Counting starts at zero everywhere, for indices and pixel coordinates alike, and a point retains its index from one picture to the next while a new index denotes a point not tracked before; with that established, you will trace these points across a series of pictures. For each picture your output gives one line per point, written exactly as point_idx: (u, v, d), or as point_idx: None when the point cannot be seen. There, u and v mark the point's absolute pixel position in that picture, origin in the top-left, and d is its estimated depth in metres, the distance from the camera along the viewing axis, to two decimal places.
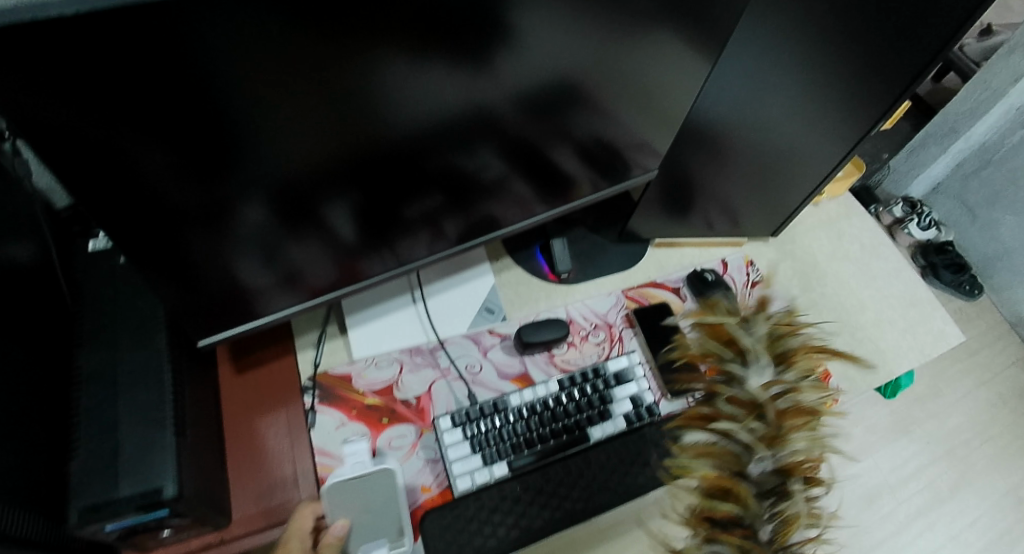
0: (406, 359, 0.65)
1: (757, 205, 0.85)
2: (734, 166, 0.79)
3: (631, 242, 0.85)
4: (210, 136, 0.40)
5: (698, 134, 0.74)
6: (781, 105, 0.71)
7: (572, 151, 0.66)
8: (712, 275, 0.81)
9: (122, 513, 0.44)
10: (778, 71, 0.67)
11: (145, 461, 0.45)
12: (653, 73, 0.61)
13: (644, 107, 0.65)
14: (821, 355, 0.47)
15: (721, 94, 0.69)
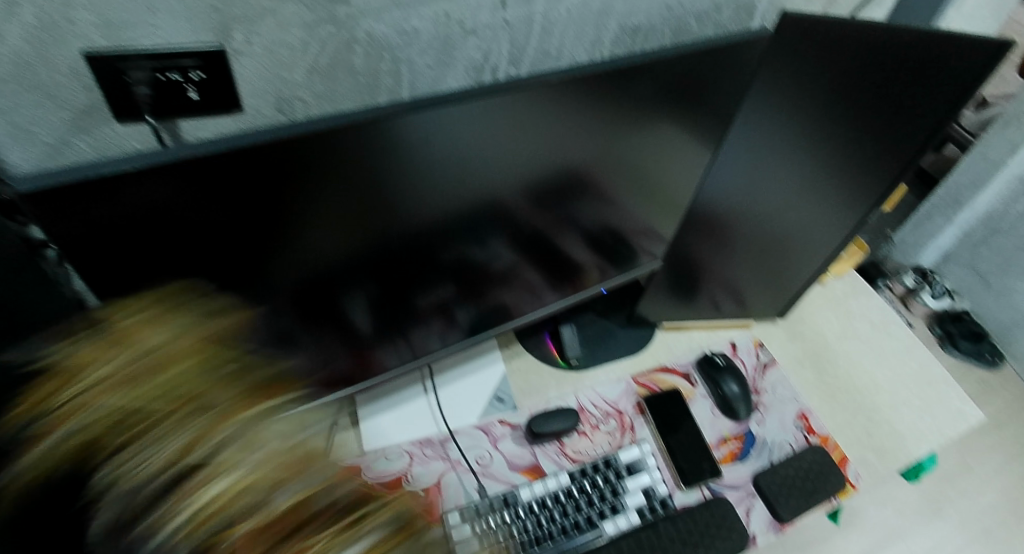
0: (416, 450, 0.65)
1: (765, 287, 0.86)
2: (738, 250, 0.81)
3: (641, 326, 0.86)
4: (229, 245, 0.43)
5: (703, 220, 0.76)
6: (780, 192, 0.74)
7: (581, 239, 0.68)
8: (722, 359, 0.82)
9: None
10: (773, 164, 0.71)
11: None
12: (654, 165, 0.65)
13: (647, 196, 0.68)
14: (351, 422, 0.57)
15: (722, 181, 0.72)
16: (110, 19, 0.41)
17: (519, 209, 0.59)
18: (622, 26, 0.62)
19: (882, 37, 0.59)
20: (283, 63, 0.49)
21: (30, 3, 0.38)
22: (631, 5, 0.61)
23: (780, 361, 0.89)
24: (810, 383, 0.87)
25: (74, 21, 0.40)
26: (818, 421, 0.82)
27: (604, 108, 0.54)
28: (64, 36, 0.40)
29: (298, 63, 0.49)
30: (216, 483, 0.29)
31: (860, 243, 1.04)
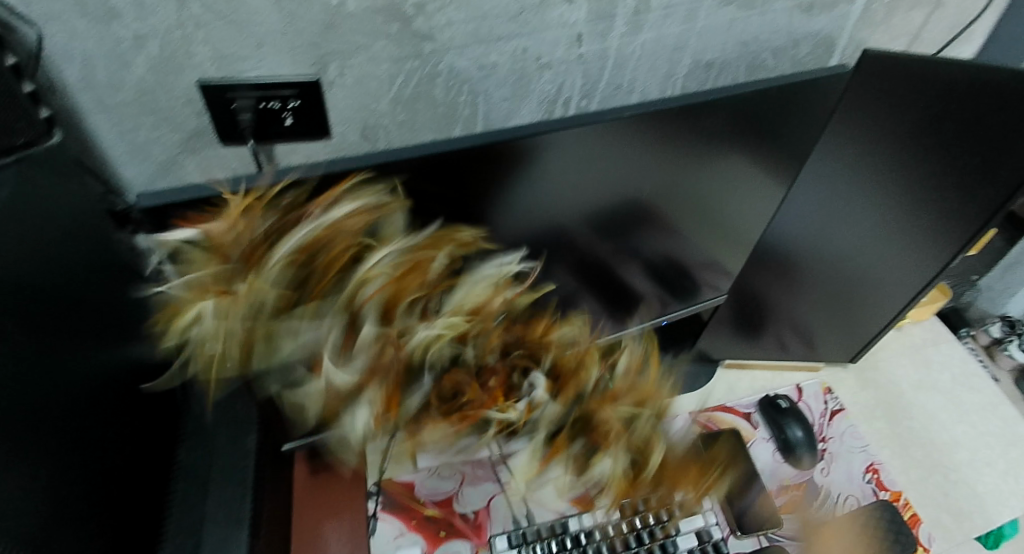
0: (467, 470, 0.66)
1: (835, 331, 0.83)
2: (811, 291, 0.78)
3: (701, 362, 0.85)
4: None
5: (771, 257, 0.74)
6: (854, 232, 0.71)
7: (642, 270, 0.68)
8: (786, 401, 0.79)
9: None
10: (843, 205, 0.69)
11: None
12: (718, 199, 0.63)
13: (712, 231, 0.67)
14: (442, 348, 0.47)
15: (794, 215, 0.70)
16: (221, 54, 0.46)
17: (580, 236, 0.60)
18: (695, 61, 0.63)
19: (967, 79, 0.57)
20: (370, 95, 0.52)
21: (156, 39, 0.44)
22: (705, 41, 0.61)
23: (850, 409, 0.85)
24: (882, 434, 0.82)
25: (191, 55, 0.46)
26: (891, 476, 0.77)
27: (668, 142, 0.54)
28: (181, 67, 0.46)
29: (383, 93, 0.53)
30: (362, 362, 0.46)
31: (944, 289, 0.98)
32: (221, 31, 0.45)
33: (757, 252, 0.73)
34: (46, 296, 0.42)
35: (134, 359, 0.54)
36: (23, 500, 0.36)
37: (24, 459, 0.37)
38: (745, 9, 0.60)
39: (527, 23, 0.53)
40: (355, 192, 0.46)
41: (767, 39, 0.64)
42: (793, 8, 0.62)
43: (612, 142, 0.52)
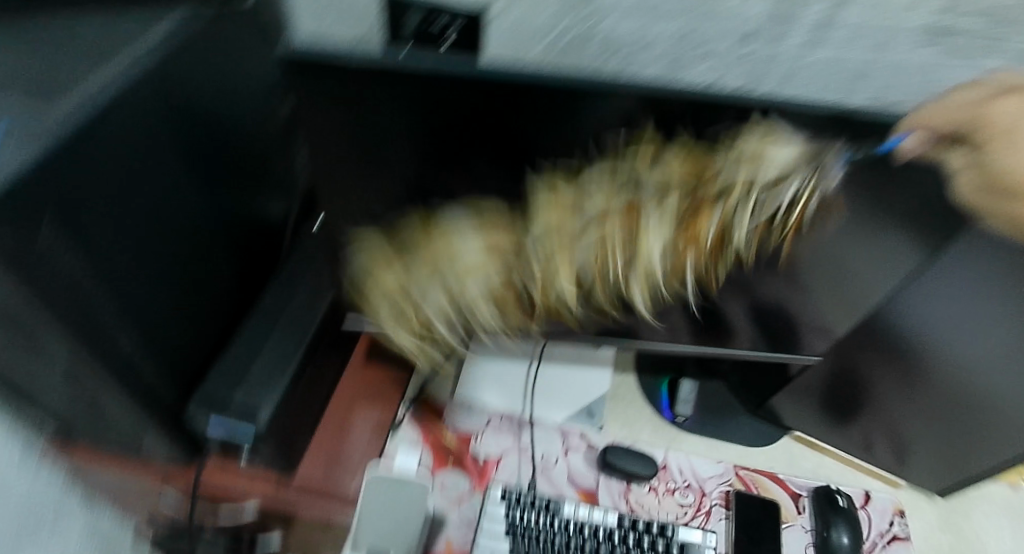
0: (495, 418, 0.67)
1: (935, 453, 0.72)
2: (923, 400, 0.67)
3: (770, 422, 0.80)
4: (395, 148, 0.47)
5: (886, 342, 0.64)
6: (994, 346, 0.58)
7: (745, 309, 0.61)
8: (845, 501, 0.72)
9: (227, 413, 0.50)
10: (971, 323, 0.57)
11: (263, 382, 0.51)
12: (854, 276, 0.55)
13: (839, 299, 0.58)
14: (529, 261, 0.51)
15: (915, 309, 0.59)
16: None
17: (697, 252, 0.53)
18: (874, 99, 0.57)
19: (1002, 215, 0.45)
20: (522, 40, 0.52)
21: None
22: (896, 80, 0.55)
23: (915, 542, 0.75)
24: None
25: None
26: None
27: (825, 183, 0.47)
28: None
29: (534, 42, 0.52)
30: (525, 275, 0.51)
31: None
32: None
33: (869, 330, 0.64)
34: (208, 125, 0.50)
35: (261, 214, 0.61)
36: (128, 263, 0.43)
37: (144, 235, 0.45)
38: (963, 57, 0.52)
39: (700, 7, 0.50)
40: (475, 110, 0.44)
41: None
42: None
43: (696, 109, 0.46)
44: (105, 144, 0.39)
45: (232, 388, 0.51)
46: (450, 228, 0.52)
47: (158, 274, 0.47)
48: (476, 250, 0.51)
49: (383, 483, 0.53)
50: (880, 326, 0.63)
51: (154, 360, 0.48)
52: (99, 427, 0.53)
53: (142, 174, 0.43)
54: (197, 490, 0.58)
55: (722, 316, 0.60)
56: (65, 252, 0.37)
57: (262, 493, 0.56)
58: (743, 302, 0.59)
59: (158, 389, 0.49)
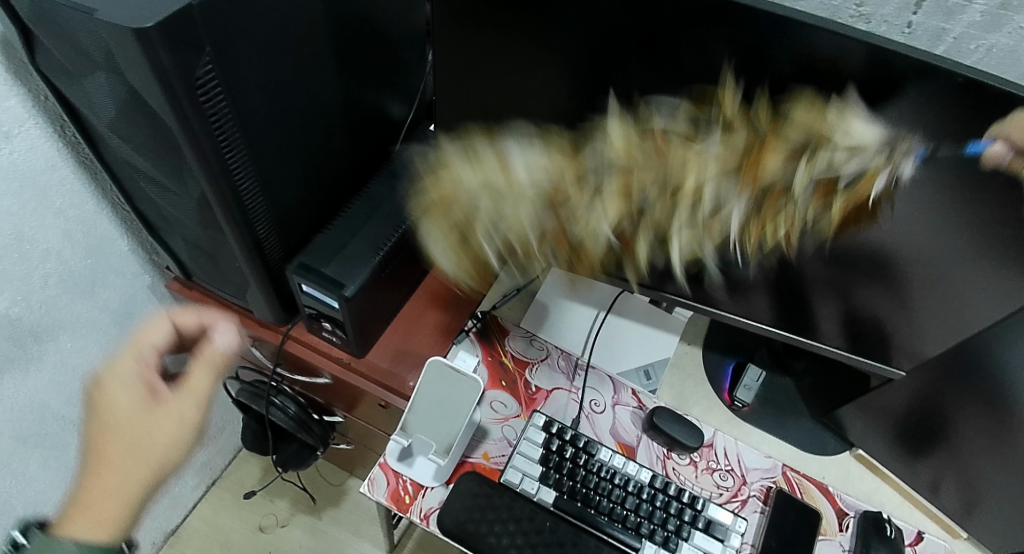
0: (554, 354, 0.69)
1: (1010, 516, 0.66)
2: (1012, 456, 0.61)
3: (832, 433, 0.77)
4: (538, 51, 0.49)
5: (984, 377, 0.59)
6: None
7: (838, 311, 0.61)
8: (893, 531, 0.68)
9: (317, 278, 0.54)
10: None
11: (354, 261, 0.56)
12: (963, 297, 0.53)
13: (945, 321, 0.56)
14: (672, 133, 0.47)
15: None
16: None
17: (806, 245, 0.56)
18: None
19: None
20: None
21: None
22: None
23: None
24: None
25: None
26: None
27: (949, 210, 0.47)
28: None
29: None
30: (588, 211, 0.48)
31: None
32: None
33: (966, 361, 0.60)
34: (361, 13, 0.54)
35: (384, 112, 0.65)
36: (260, 112, 0.48)
37: (282, 94, 0.50)
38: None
39: None
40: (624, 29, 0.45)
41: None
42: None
43: (817, 87, 0.44)
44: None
45: (327, 259, 0.56)
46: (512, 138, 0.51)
47: (288, 132, 0.52)
48: (535, 162, 0.49)
49: (440, 368, 0.57)
50: (980, 362, 0.58)
51: (268, 217, 0.54)
52: (214, 270, 0.61)
53: (293, 38, 0.48)
54: (282, 346, 0.65)
55: (810, 305, 0.62)
56: (216, 85, 0.42)
57: (334, 368, 0.64)
58: (838, 299, 0.60)
59: (267, 243, 0.55)
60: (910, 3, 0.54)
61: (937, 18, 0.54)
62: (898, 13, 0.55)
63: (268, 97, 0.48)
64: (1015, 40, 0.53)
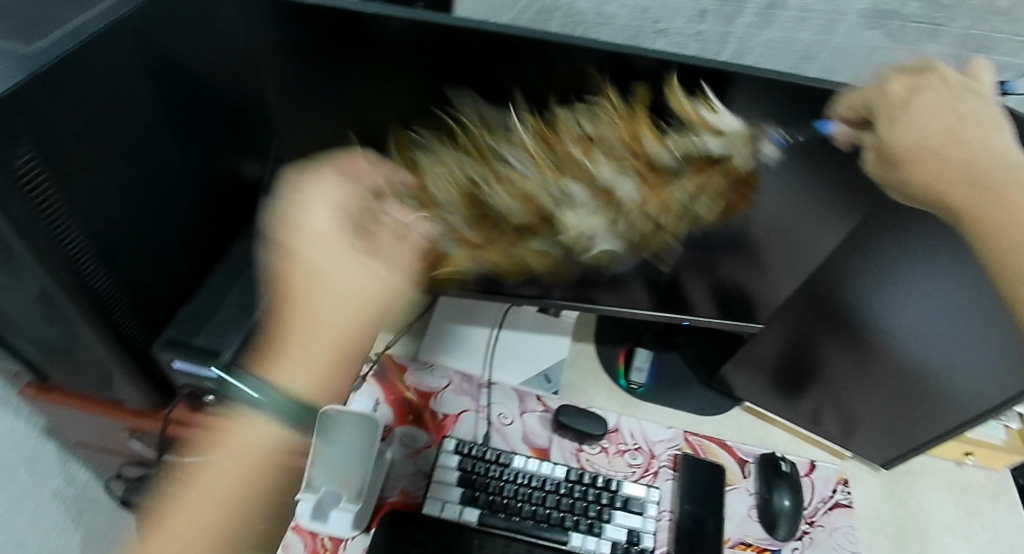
0: (456, 379, 0.70)
1: (877, 427, 0.77)
2: (872, 372, 0.71)
3: (722, 394, 0.84)
4: (399, 81, 0.53)
5: (832, 308, 0.68)
6: (935, 309, 0.61)
7: (707, 285, 0.69)
8: (787, 466, 0.75)
9: (187, 353, 0.52)
10: (911, 284, 0.61)
11: (226, 329, 0.54)
12: (796, 245, 0.62)
13: (793, 269, 0.65)
14: (558, 118, 0.53)
15: (858, 271, 0.63)
16: None
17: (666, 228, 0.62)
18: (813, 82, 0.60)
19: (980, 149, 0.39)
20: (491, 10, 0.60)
21: None
22: (836, 61, 0.64)
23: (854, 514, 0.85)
24: None
25: None
26: None
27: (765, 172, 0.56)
28: None
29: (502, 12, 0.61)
30: (496, 195, 0.53)
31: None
32: None
33: (814, 304, 0.69)
34: (195, 82, 0.54)
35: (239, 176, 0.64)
36: (96, 194, 0.46)
37: (120, 175, 0.48)
38: (892, 40, 0.62)
39: None
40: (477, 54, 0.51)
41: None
42: (951, 56, 0.63)
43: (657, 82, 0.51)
44: (83, 85, 0.43)
45: (196, 330, 0.54)
46: (499, 155, 0.53)
47: (136, 209, 0.51)
48: (433, 162, 0.53)
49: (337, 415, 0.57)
50: (826, 293, 0.67)
51: (125, 298, 0.51)
52: (74, 367, 0.57)
53: (122, 116, 0.47)
54: (164, 433, 0.61)
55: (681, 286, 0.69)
56: (41, 176, 0.41)
57: None
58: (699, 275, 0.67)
59: (127, 326, 0.52)
60: (694, 14, 0.60)
61: (720, 23, 0.61)
62: (688, 24, 0.61)
63: (105, 180, 0.47)
64: (785, 32, 0.62)
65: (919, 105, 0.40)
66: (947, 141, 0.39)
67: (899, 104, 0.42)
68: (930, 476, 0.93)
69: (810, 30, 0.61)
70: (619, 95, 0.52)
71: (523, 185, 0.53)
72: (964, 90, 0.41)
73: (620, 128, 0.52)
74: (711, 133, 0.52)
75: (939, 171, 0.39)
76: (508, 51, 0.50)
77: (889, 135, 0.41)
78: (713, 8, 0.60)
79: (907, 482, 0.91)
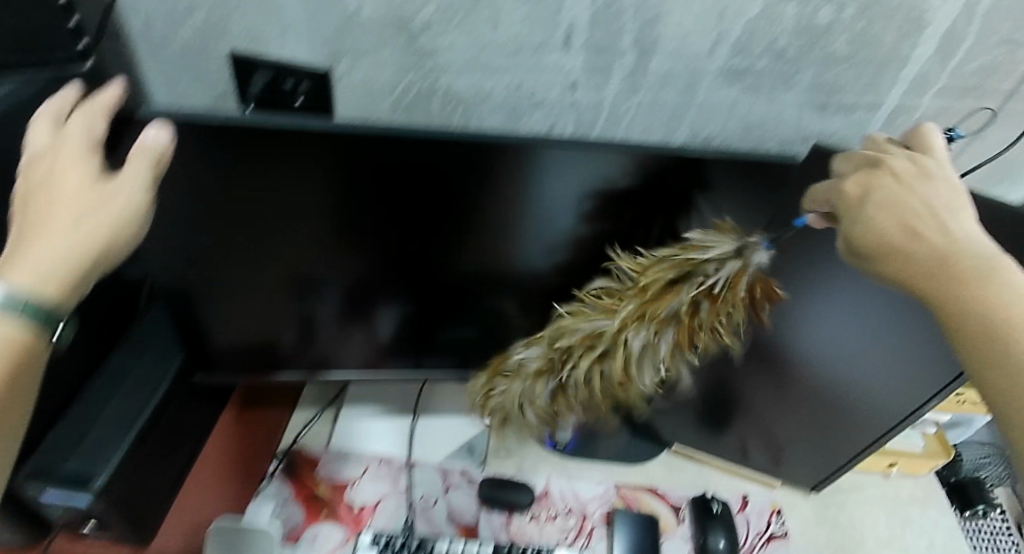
0: (373, 465, 0.69)
1: (800, 452, 0.80)
2: (791, 403, 0.74)
3: (649, 439, 0.84)
4: (310, 182, 0.51)
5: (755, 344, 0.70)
6: (852, 342, 0.64)
7: None
8: (718, 506, 0.76)
9: (52, 484, 0.48)
10: (829, 316, 0.62)
11: (100, 448, 0.50)
12: None
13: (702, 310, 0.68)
14: (630, 298, 0.57)
15: (776, 308, 0.64)
16: (254, 33, 0.56)
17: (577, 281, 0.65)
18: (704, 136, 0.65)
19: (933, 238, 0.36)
20: (373, 94, 0.61)
21: (203, 10, 0.54)
22: (704, 115, 0.68)
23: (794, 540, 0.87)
24: None
25: (226, 29, 0.55)
26: None
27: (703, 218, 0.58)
28: (220, 36, 0.56)
29: (384, 95, 0.61)
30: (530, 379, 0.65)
31: (948, 444, 0.99)
32: (251, 14, 0.54)
33: (759, 344, 0.69)
34: None
35: None
36: None
37: None
38: (750, 93, 0.67)
39: (524, 62, 0.60)
40: (395, 163, 0.51)
41: (772, 129, 0.71)
42: (806, 103, 0.69)
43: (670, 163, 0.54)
44: None
45: (64, 455, 0.49)
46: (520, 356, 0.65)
47: None
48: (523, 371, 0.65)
49: (222, 533, 0.56)
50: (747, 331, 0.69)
51: None
52: None
53: None
54: None
55: None
56: None
57: None
58: None
59: None
60: (567, 86, 0.63)
61: (591, 92, 0.64)
62: (562, 95, 0.64)
63: None
64: (653, 96, 0.65)
65: (873, 204, 0.39)
66: (906, 238, 0.37)
67: (854, 201, 0.40)
68: (860, 492, 0.96)
69: (675, 91, 0.65)
70: (669, 272, 0.55)
71: (553, 350, 0.62)
72: (914, 172, 0.40)
73: (635, 299, 0.56)
74: (709, 267, 0.54)
75: (903, 269, 0.36)
76: (434, 151, 0.50)
77: (853, 233, 0.39)
78: (581, 80, 0.63)
79: (839, 502, 0.93)
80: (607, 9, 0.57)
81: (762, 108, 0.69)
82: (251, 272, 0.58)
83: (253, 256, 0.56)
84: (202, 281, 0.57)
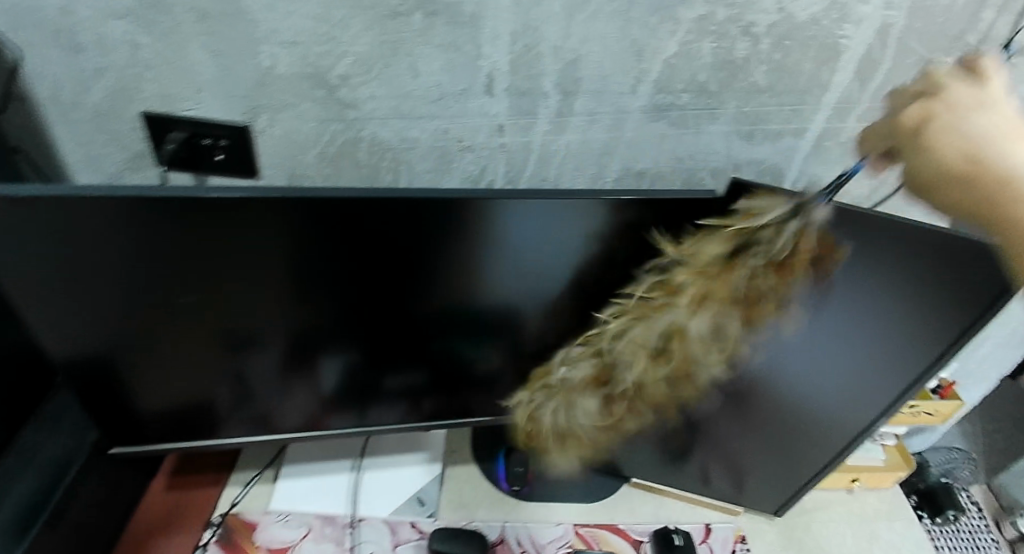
0: (316, 525, 0.68)
1: (760, 475, 0.80)
2: (751, 427, 0.74)
3: (609, 474, 0.83)
4: (247, 244, 0.49)
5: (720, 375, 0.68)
6: (816, 360, 0.64)
7: None
8: (680, 538, 0.75)
9: None
10: (797, 335, 0.62)
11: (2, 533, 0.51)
12: None
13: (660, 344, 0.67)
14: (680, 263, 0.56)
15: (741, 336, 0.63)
16: (167, 93, 0.55)
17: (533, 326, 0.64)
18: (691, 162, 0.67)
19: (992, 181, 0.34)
20: (296, 146, 0.61)
21: (111, 73, 0.53)
22: (634, 151, 0.69)
23: None
24: None
25: (137, 91, 0.54)
26: None
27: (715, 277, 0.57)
28: (130, 97, 0.55)
29: (308, 148, 0.61)
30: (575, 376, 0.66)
31: (908, 454, 1.00)
32: (163, 75, 0.54)
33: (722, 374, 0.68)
34: None
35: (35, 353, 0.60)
36: None
37: None
38: (677, 127, 0.68)
39: (449, 108, 0.61)
40: (336, 224, 0.49)
41: (702, 159, 0.72)
42: (732, 133, 0.70)
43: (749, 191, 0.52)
44: None
45: None
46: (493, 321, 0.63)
47: None
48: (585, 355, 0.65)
49: None
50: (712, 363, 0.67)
51: None
52: None
53: None
54: None
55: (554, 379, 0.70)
56: None
57: None
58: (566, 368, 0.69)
59: None
60: (494, 129, 0.63)
61: (519, 135, 0.64)
62: (490, 138, 0.64)
63: None
64: (581, 134, 0.66)
65: (932, 134, 0.36)
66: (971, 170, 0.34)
67: (913, 128, 0.37)
68: (825, 512, 0.95)
69: (604, 129, 0.66)
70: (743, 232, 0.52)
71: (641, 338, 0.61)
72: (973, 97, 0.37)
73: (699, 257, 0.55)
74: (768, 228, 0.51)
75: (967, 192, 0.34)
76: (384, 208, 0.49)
77: (911, 161, 0.37)
78: (508, 123, 0.63)
79: (804, 523, 0.93)
80: (526, 54, 0.58)
81: (691, 140, 0.70)
82: (189, 337, 0.55)
83: (206, 324, 0.55)
84: (134, 347, 0.54)
